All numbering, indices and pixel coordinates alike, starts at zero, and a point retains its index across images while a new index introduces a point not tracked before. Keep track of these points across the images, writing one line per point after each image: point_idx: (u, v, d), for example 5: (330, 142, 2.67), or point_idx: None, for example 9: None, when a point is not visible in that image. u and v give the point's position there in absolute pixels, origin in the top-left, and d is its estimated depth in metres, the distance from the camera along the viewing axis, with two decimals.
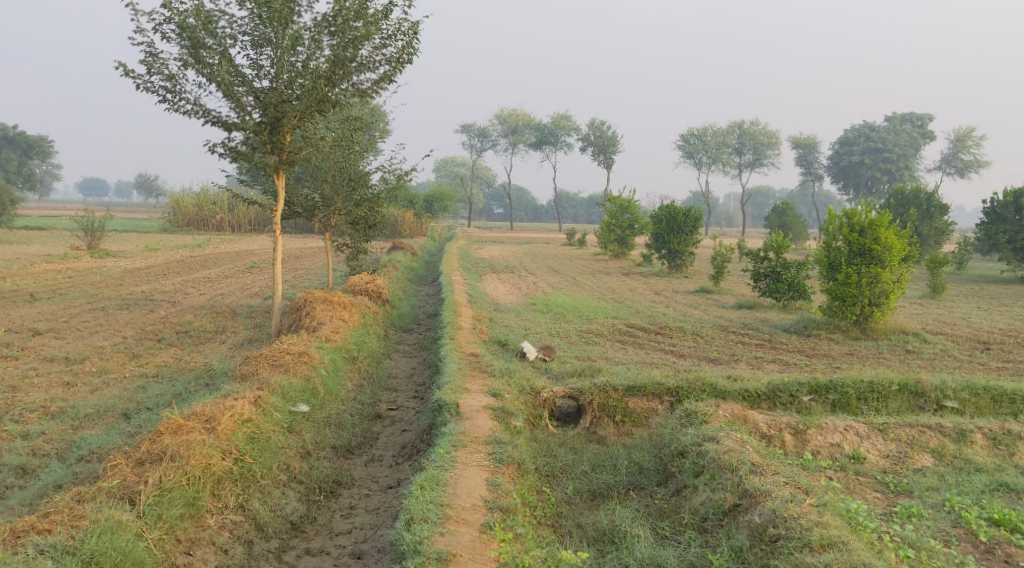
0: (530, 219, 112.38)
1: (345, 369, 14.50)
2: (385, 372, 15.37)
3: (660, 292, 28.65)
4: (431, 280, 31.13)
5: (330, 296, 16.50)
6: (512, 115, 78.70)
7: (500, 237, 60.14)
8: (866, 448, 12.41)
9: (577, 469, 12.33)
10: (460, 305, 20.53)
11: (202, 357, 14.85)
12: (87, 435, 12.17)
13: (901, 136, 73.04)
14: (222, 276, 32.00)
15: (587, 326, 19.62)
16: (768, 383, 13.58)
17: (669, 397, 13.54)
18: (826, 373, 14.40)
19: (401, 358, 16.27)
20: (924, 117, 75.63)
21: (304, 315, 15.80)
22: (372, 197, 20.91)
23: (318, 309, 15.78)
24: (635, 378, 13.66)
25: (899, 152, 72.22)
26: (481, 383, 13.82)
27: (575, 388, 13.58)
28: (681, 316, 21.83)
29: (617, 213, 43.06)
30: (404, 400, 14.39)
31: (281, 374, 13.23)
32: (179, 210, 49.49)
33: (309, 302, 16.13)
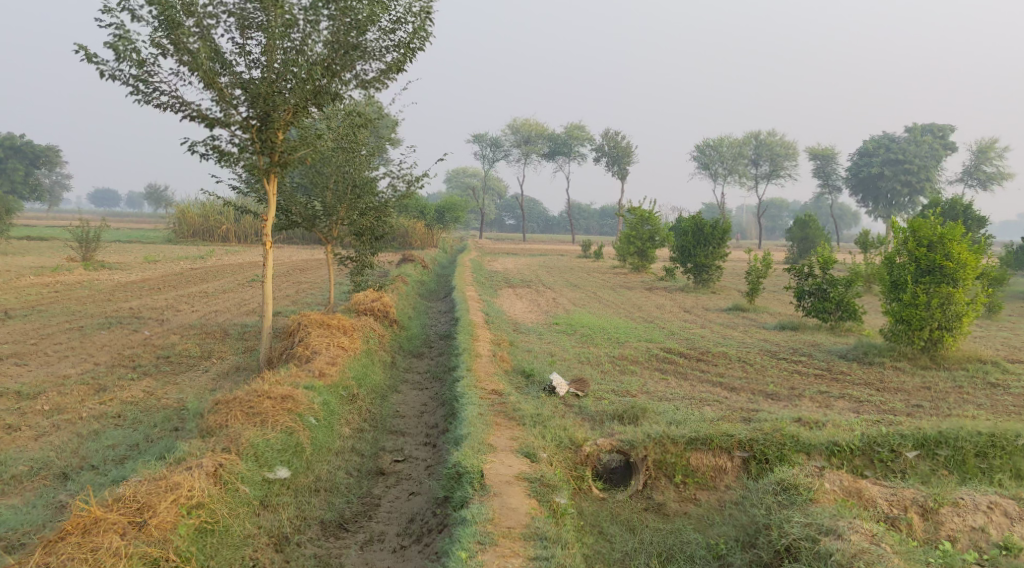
0: (543, 230, 110.33)
1: (341, 413, 12.39)
2: (392, 411, 13.24)
3: (690, 309, 26.49)
4: (443, 295, 29.03)
5: (327, 318, 14.42)
6: (526, 125, 76.61)
7: (511, 249, 58.00)
8: (1018, 535, 10.42)
9: (640, 560, 10.25)
10: (476, 326, 18.41)
11: (176, 393, 12.77)
12: (6, 507, 10.19)
13: (922, 146, 70.88)
14: (222, 290, 30.00)
15: (620, 351, 17.46)
16: (863, 435, 11.61)
17: (741, 452, 11.52)
18: (912, 419, 12.22)
19: (410, 391, 14.13)
20: (946, 128, 73.08)
21: (296, 342, 13.71)
22: (378, 207, 18.83)
23: (313, 335, 13.68)
24: (699, 428, 11.66)
25: (919, 164, 69.73)
26: (511, 436, 11.70)
27: (624, 440, 11.57)
28: (722, 338, 19.68)
29: (637, 224, 40.82)
30: (412, 448, 12.28)
31: (254, 428, 11.14)
32: (184, 221, 47.53)
33: (303, 328, 14.03)
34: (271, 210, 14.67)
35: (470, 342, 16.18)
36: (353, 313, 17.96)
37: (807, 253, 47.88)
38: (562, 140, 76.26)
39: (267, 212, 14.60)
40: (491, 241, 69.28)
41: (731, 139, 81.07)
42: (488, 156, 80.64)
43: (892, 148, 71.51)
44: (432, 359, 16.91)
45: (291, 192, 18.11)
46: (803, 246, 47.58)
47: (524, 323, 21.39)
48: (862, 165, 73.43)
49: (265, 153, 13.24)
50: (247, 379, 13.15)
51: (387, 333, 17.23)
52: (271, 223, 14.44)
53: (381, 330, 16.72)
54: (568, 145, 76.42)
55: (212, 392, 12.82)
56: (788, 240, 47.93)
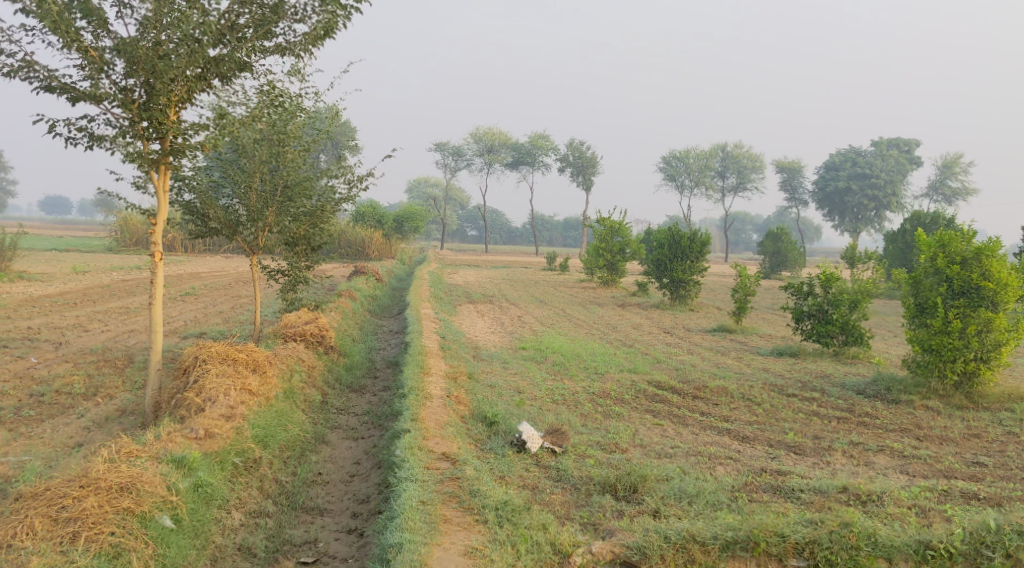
0: (506, 241, 107.72)
1: (222, 494, 9.75)
2: (307, 477, 10.53)
3: (670, 331, 23.86)
4: (396, 313, 26.06)
5: (232, 351, 11.65)
6: (488, 134, 73.95)
7: (473, 260, 55.16)
8: None
9: None
10: (427, 352, 15.57)
11: (22, 458, 10.03)
12: None
13: (887, 160, 69.00)
14: (149, 306, 26.87)
15: (598, 386, 14.64)
16: (963, 534, 8.95)
17: (799, 558, 8.87)
18: (995, 503, 9.50)
19: (341, 445, 11.31)
20: (912, 142, 71.29)
21: (188, 386, 10.98)
22: (314, 212, 15.89)
23: (210, 378, 10.95)
24: (735, 526, 8.97)
25: (885, 179, 67.95)
26: (465, 550, 8.80)
27: (633, 547, 8.82)
28: (714, 368, 17.02)
29: (606, 236, 38.26)
30: (330, 542, 9.51)
31: (51, 553, 8.51)
32: (125, 228, 44.20)
33: (200, 364, 11.28)
34: (161, 213, 11.84)
35: (416, 375, 13.34)
36: (278, 340, 15.03)
37: (780, 268, 45.46)
38: (526, 149, 73.77)
39: (155, 217, 11.79)
40: (451, 253, 66.50)
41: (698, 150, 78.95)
42: (450, 166, 77.77)
43: (857, 162, 69.57)
44: (377, 396, 14.04)
45: (208, 192, 15.20)
46: (775, 260, 45.18)
47: (484, 348, 18.46)
48: (829, 178, 71.51)
49: (147, 139, 10.37)
50: (121, 435, 10.50)
51: (317, 362, 14.32)
52: (160, 231, 11.63)
53: (310, 359, 13.89)
54: (532, 154, 73.95)
55: (71, 455, 10.11)
56: (759, 254, 45.46)
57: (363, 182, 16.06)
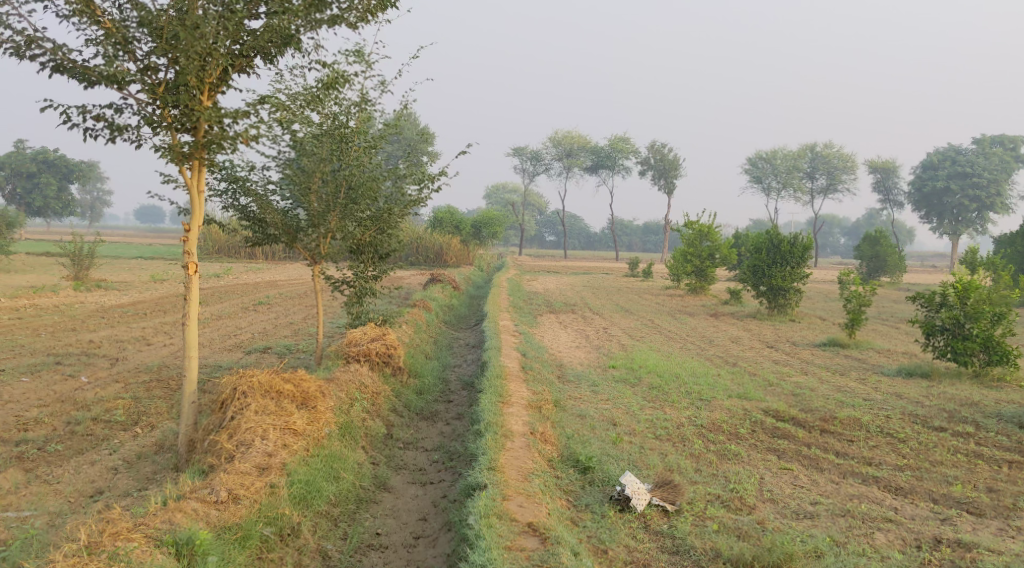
0: (585, 246, 105.44)
1: None
2: (361, 542, 9.00)
3: (774, 346, 21.65)
4: (474, 324, 24.25)
5: (278, 380, 10.10)
6: (569, 138, 72.26)
7: (553, 266, 53.16)
8: None
9: None
10: (508, 374, 13.78)
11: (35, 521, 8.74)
12: None
13: (991, 159, 65.03)
14: (217, 317, 25.46)
15: (707, 416, 12.60)
16: None
17: None
18: None
19: (408, 499, 9.67)
20: (1016, 139, 67.14)
21: (223, 426, 9.51)
22: (381, 216, 14.15)
23: (248, 419, 9.45)
24: None
25: (988, 178, 63.97)
26: None
27: None
28: (839, 394, 14.76)
29: (694, 240, 35.82)
30: None
31: None
32: (209, 237, 43.46)
33: (237, 399, 9.75)
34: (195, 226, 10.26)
35: (495, 402, 11.52)
36: (339, 359, 13.36)
37: (879, 273, 42.46)
38: (605, 153, 71.15)
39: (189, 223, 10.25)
40: (532, 258, 64.52)
41: (785, 151, 75.70)
42: (529, 171, 76.07)
43: (957, 160, 65.71)
44: (450, 427, 12.29)
45: (264, 195, 13.64)
46: (873, 266, 42.19)
47: (570, 366, 16.58)
48: (926, 179, 67.61)
49: (176, 127, 8.94)
50: (144, 490, 9.13)
51: (383, 387, 12.61)
52: (194, 239, 10.08)
53: (374, 382, 12.18)
54: (612, 158, 71.21)
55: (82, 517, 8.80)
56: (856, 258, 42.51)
57: (435, 182, 14.29)
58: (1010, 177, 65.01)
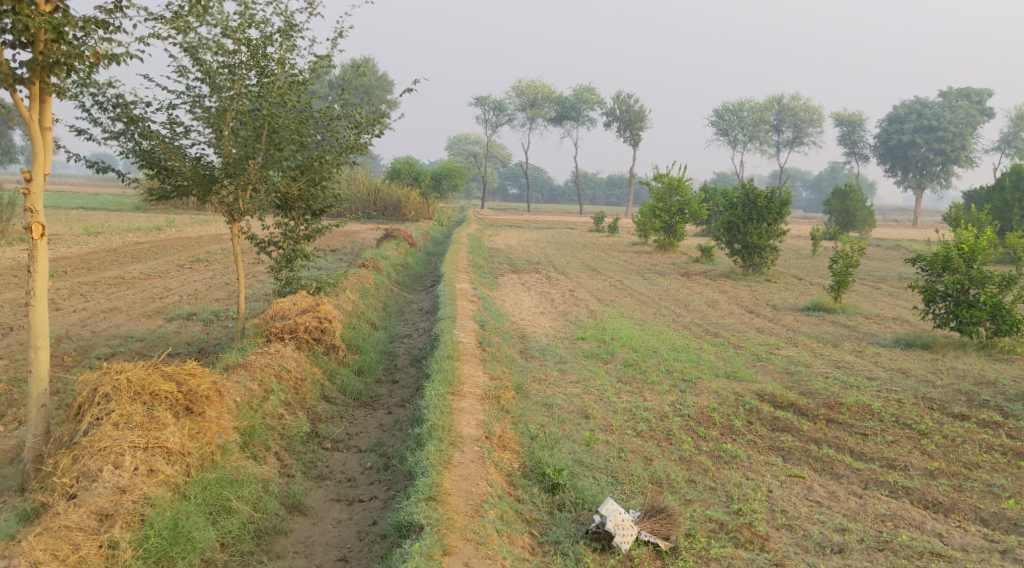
0: (548, 200, 103.30)
1: None
2: None
3: (755, 311, 19.96)
4: (428, 286, 22.19)
5: (152, 387, 8.40)
6: (532, 87, 69.42)
7: (515, 221, 51.15)
8: None
9: None
10: (461, 351, 11.88)
11: None
12: None
13: (957, 112, 63.75)
14: (147, 274, 23.05)
15: (694, 405, 10.73)
16: None
17: None
18: None
19: (332, 528, 8.28)
20: (983, 93, 65.85)
21: (71, 450, 7.93)
22: (310, 163, 12.00)
23: (95, 451, 7.86)
24: None
25: (954, 132, 62.48)
26: None
27: None
28: (839, 373, 12.96)
29: (663, 195, 33.86)
30: None
31: None
32: None
33: (96, 404, 8.21)
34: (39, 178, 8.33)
35: (442, 392, 9.64)
36: (260, 335, 11.26)
37: (848, 229, 40.80)
38: (570, 103, 69.19)
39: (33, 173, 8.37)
40: (495, 212, 62.12)
41: (752, 102, 73.66)
42: (491, 121, 73.57)
43: (923, 112, 64.23)
44: (391, 416, 10.42)
45: (169, 138, 11.52)
46: (844, 221, 40.53)
47: (533, 338, 14.66)
48: (892, 132, 65.93)
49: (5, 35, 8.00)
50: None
51: (311, 369, 10.70)
52: (35, 189, 8.19)
53: (297, 364, 10.26)
54: (577, 109, 69.27)
55: None
56: (825, 213, 40.82)
57: (375, 125, 12.15)
58: (977, 131, 63.69)
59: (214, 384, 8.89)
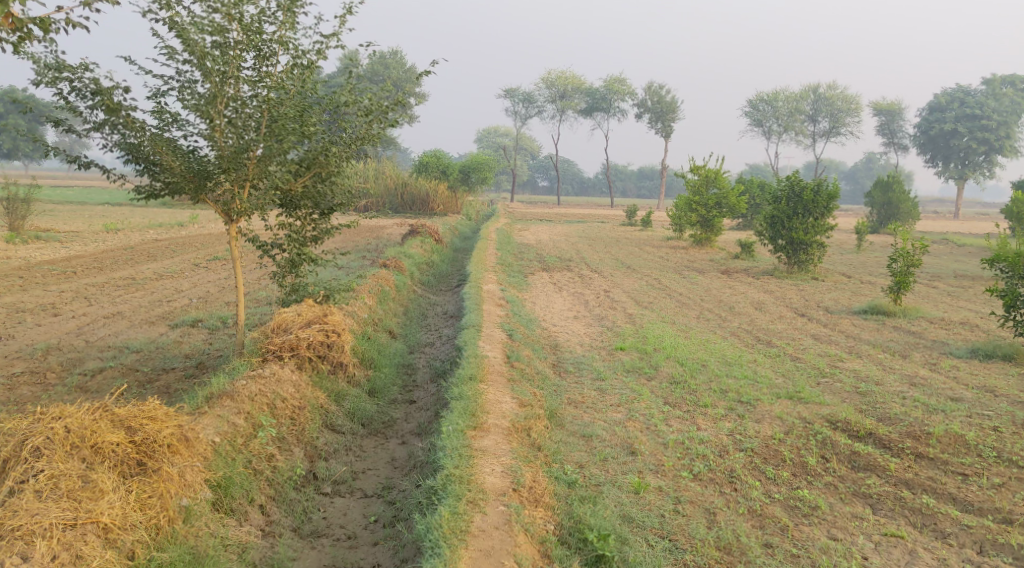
0: (579, 193, 101.64)
1: None
2: None
3: (807, 315, 18.36)
4: (455, 286, 20.76)
5: (93, 442, 7.53)
6: (561, 78, 67.78)
7: (545, 214, 49.55)
8: None
9: None
10: (486, 369, 10.47)
11: None
12: None
13: (1000, 100, 61.08)
14: (158, 271, 21.53)
15: (759, 436, 9.22)
16: None
17: None
18: None
19: None
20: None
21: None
22: (315, 157, 10.58)
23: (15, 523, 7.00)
24: None
25: (997, 120, 60.07)
26: None
27: None
28: (916, 392, 11.36)
29: (700, 187, 32.24)
30: None
31: None
32: None
33: (24, 462, 7.31)
34: None
35: (462, 426, 8.62)
36: (256, 353, 9.89)
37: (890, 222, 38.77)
38: (600, 94, 67.61)
39: None
40: (525, 205, 60.54)
41: (787, 92, 71.51)
42: (521, 113, 72.02)
43: (965, 101, 61.60)
44: (404, 447, 9.22)
45: (157, 129, 10.16)
46: (886, 213, 38.54)
47: (566, 349, 13.18)
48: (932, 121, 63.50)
49: None
50: None
51: (311, 394, 9.51)
52: None
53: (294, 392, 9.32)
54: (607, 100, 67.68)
55: None
56: (865, 206, 38.81)
57: (389, 111, 10.73)
58: (1021, 119, 61.20)
59: (179, 428, 8.05)
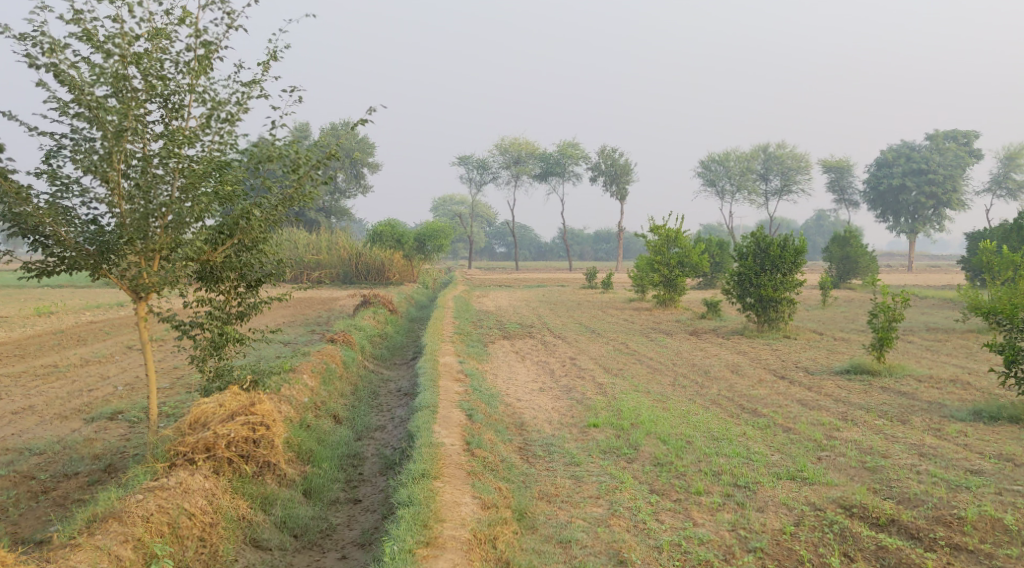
0: (537, 258, 100.74)
1: None
2: None
3: (789, 379, 17.08)
4: (409, 359, 19.21)
5: None
6: (515, 144, 67.50)
7: (503, 280, 48.22)
8: None
9: None
10: (442, 462, 9.06)
11: None
12: None
13: (946, 153, 61.14)
14: (85, 357, 19.66)
15: (766, 531, 7.96)
16: None
17: None
18: None
19: None
20: (971, 133, 63.51)
21: None
22: (235, 222, 9.14)
23: None
24: None
25: (944, 174, 60.09)
26: None
27: None
28: (930, 465, 10.04)
29: (661, 247, 31.15)
30: None
31: None
32: None
33: None
34: None
35: (412, 543, 7.61)
36: (165, 457, 8.52)
37: (850, 276, 37.73)
38: (554, 159, 66.95)
39: None
40: (484, 271, 59.26)
41: (738, 151, 71.42)
42: (475, 180, 71.27)
43: (912, 156, 61.70)
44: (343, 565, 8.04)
45: (46, 198, 8.65)
46: (843, 267, 37.45)
47: (533, 429, 11.69)
48: (881, 176, 63.34)
49: None
50: None
51: (224, 506, 8.13)
52: None
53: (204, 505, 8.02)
54: (562, 164, 67.05)
55: None
56: (824, 262, 37.85)
57: (320, 166, 9.37)
58: (967, 172, 61.26)
59: None
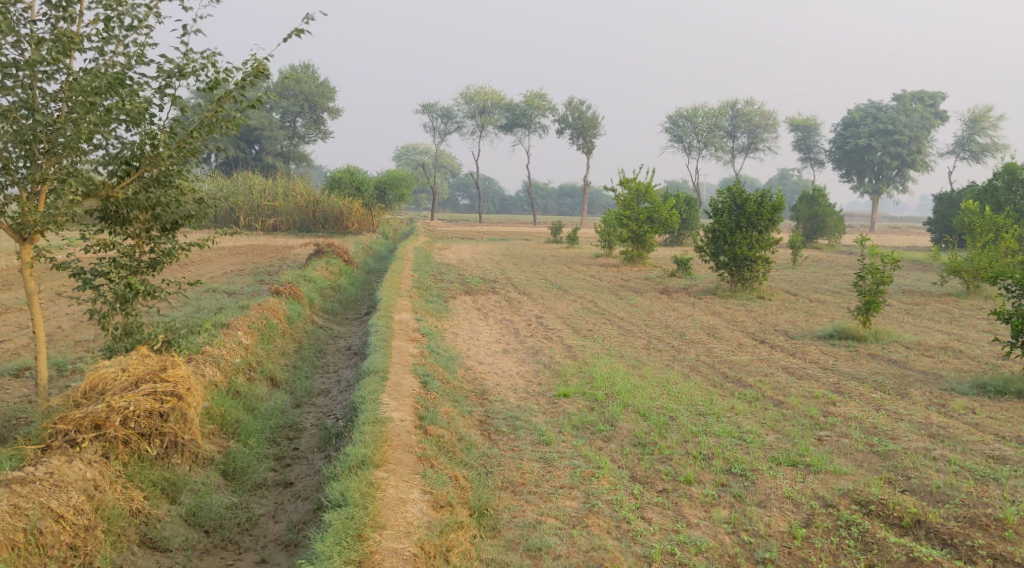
0: (500, 211, 99.02)
1: None
2: None
3: (770, 344, 15.84)
4: (362, 314, 17.70)
5: None
6: (481, 93, 65.52)
7: (465, 232, 46.67)
8: None
9: None
10: (389, 445, 7.78)
11: None
12: None
13: (912, 115, 59.89)
14: None
15: (772, 535, 6.93)
16: None
17: None
18: None
19: None
20: (937, 94, 62.38)
21: None
22: (140, 150, 7.62)
23: None
24: None
25: (910, 135, 58.94)
26: None
27: None
28: (947, 450, 8.84)
29: (631, 201, 29.68)
30: None
31: None
32: None
33: None
34: None
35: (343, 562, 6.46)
36: (43, 435, 7.28)
37: (818, 236, 36.63)
38: (521, 110, 65.11)
39: None
40: (447, 224, 57.57)
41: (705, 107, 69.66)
42: (440, 129, 69.28)
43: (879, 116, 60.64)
44: None
45: None
46: (810, 228, 36.19)
47: (496, 399, 10.33)
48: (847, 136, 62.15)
49: None
50: None
51: (110, 501, 6.96)
52: None
53: (78, 502, 6.77)
54: (528, 115, 65.22)
55: None
56: (793, 220, 36.68)
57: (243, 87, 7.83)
58: (932, 134, 60.15)
59: None
